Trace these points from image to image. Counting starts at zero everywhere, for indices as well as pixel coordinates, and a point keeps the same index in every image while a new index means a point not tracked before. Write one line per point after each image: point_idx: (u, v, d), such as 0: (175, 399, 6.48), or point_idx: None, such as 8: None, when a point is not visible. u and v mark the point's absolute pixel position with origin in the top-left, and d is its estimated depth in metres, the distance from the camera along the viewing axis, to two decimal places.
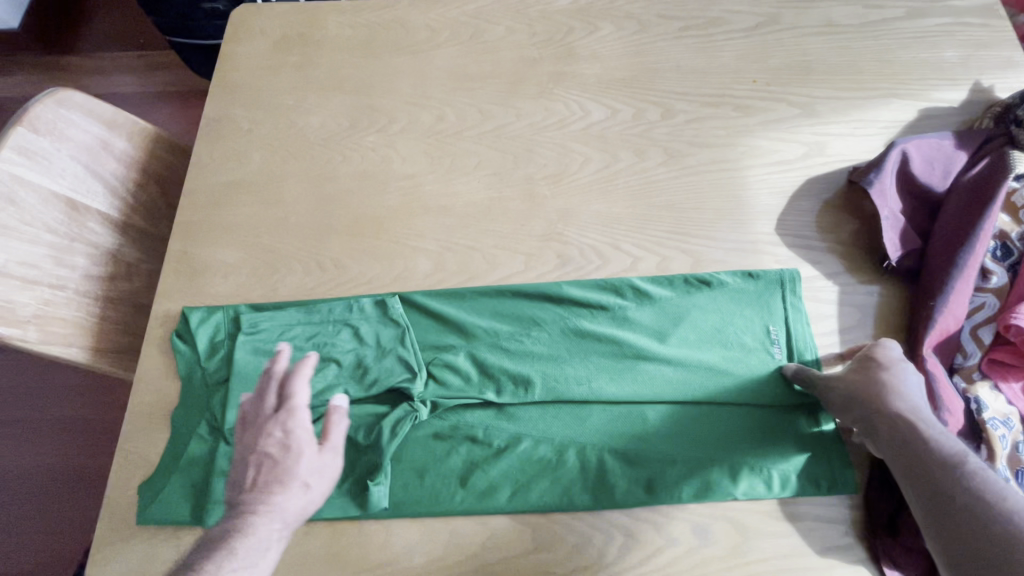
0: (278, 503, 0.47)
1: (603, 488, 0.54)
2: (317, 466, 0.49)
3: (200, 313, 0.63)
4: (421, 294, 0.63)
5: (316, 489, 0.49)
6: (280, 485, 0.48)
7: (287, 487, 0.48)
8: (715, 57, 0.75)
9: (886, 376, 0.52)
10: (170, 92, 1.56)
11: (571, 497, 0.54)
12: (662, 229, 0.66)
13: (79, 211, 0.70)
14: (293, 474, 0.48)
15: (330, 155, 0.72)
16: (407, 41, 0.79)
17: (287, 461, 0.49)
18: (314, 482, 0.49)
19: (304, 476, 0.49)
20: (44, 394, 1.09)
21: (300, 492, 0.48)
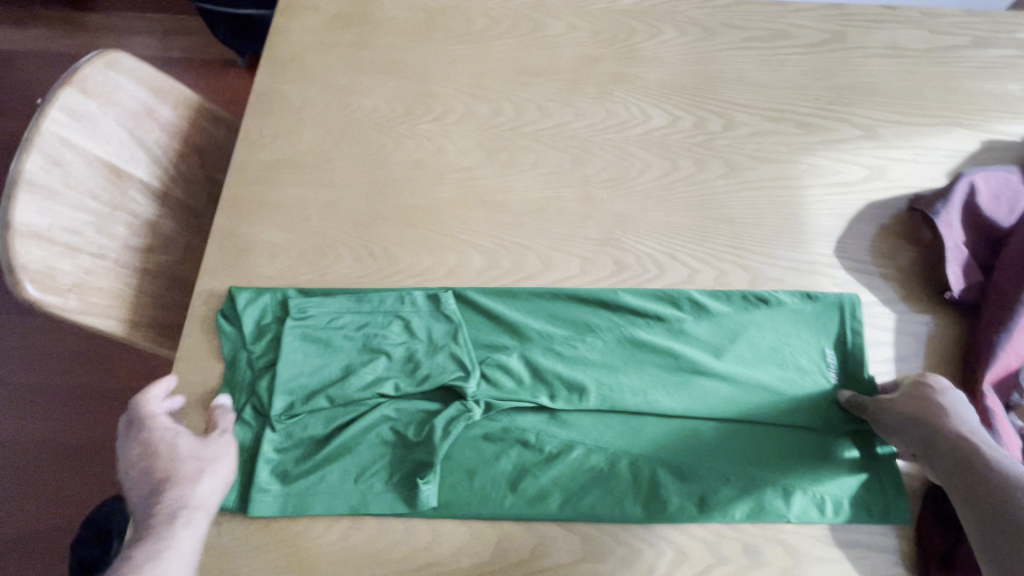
0: (182, 499, 0.48)
1: (656, 502, 0.53)
2: (210, 454, 0.51)
3: (247, 294, 0.61)
4: (476, 291, 0.62)
5: (214, 468, 0.51)
6: (176, 480, 0.49)
7: (167, 485, 0.49)
8: (779, 71, 0.74)
9: (945, 398, 0.52)
10: (192, 59, 1.52)
11: (623, 509, 0.53)
12: (720, 242, 0.65)
13: (122, 178, 0.68)
14: (182, 465, 0.50)
15: (383, 140, 0.70)
16: (465, 28, 0.77)
17: (169, 459, 0.51)
18: (211, 464, 0.51)
19: (195, 463, 0.50)
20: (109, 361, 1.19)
21: (194, 479, 0.50)
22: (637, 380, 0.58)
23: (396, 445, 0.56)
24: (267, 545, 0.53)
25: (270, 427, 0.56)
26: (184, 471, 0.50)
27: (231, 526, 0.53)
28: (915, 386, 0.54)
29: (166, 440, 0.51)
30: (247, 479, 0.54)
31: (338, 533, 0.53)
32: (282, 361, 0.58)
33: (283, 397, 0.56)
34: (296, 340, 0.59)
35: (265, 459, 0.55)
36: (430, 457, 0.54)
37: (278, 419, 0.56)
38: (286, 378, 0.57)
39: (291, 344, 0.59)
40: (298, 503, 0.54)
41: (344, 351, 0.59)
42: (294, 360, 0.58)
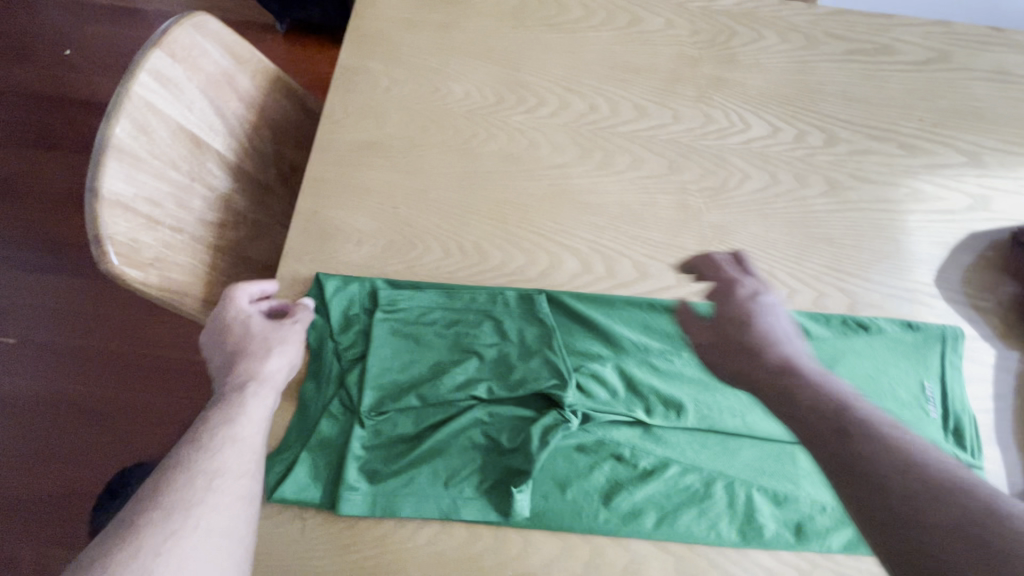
0: (241, 406, 0.47)
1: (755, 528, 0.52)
2: (279, 337, 0.53)
3: (336, 282, 0.59)
4: (570, 295, 0.60)
5: (283, 348, 0.53)
6: (247, 353, 0.51)
7: (237, 374, 0.50)
8: (883, 88, 0.72)
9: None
10: None
11: (720, 532, 0.52)
12: (818, 263, 0.63)
13: (201, 149, 0.65)
14: (251, 343, 0.52)
15: (474, 129, 0.67)
16: (560, 16, 0.73)
17: (245, 334, 0.53)
18: (280, 345, 0.53)
19: (266, 339, 0.53)
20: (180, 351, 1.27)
21: (266, 353, 0.52)
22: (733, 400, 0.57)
23: (488, 451, 0.54)
24: (352, 544, 0.51)
25: (358, 423, 0.54)
26: (253, 355, 0.51)
27: (317, 522, 0.52)
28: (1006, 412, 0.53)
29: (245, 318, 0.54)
30: (335, 475, 0.52)
31: (426, 536, 0.52)
32: (373, 354, 0.56)
33: (374, 393, 0.55)
34: (387, 333, 0.57)
35: (354, 456, 0.53)
36: (527, 465, 0.52)
37: (368, 415, 0.54)
38: (377, 373, 0.55)
39: (382, 337, 0.57)
40: (387, 504, 0.52)
41: (435, 349, 0.57)
42: (387, 355, 0.56)
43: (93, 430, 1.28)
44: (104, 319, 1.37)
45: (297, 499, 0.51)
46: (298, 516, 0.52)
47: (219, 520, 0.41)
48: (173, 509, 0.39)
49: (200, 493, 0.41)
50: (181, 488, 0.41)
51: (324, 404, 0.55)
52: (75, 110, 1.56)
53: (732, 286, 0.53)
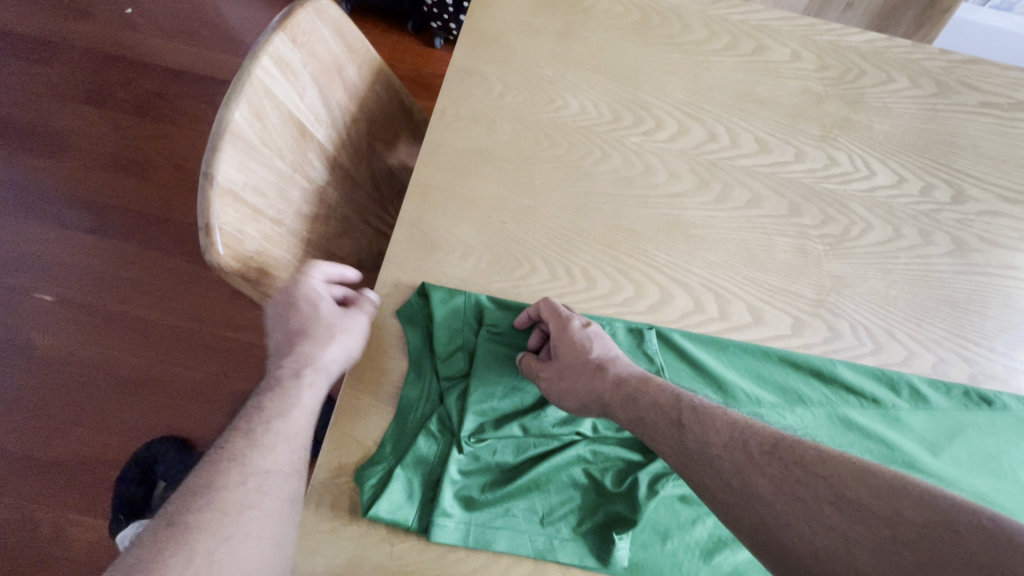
0: (288, 408, 0.47)
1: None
2: (344, 327, 0.52)
3: (442, 292, 0.55)
4: (680, 334, 0.57)
5: (346, 338, 0.51)
6: (309, 340, 0.50)
7: (296, 365, 0.49)
8: (1016, 146, 0.68)
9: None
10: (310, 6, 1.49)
11: None
12: (942, 326, 0.60)
13: (305, 139, 0.62)
14: (315, 332, 0.50)
15: (588, 147, 0.64)
16: (683, 37, 0.70)
17: (308, 321, 0.51)
18: (343, 334, 0.51)
19: (328, 327, 0.51)
20: (225, 324, 1.30)
21: (326, 342, 0.50)
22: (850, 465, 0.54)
23: (588, 492, 0.51)
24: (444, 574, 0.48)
25: (457, 447, 0.50)
26: (314, 346, 0.50)
27: (406, 547, 0.49)
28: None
29: (309, 297, 0.52)
30: (431, 499, 0.49)
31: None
32: (477, 374, 0.53)
33: (475, 415, 0.51)
34: (491, 356, 0.54)
35: (450, 480, 0.50)
36: (633, 512, 0.50)
37: (468, 440, 0.51)
38: (479, 395, 0.52)
39: (485, 360, 0.53)
40: (481, 536, 0.49)
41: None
42: (489, 378, 0.53)
43: (121, 399, 1.23)
44: (140, 285, 1.33)
45: (390, 520, 0.48)
46: (387, 538, 0.49)
47: (266, 528, 0.41)
48: (221, 512, 0.40)
49: (251, 495, 0.42)
50: (231, 488, 0.41)
51: (422, 419, 0.52)
52: (131, 72, 1.53)
53: (568, 324, 0.52)
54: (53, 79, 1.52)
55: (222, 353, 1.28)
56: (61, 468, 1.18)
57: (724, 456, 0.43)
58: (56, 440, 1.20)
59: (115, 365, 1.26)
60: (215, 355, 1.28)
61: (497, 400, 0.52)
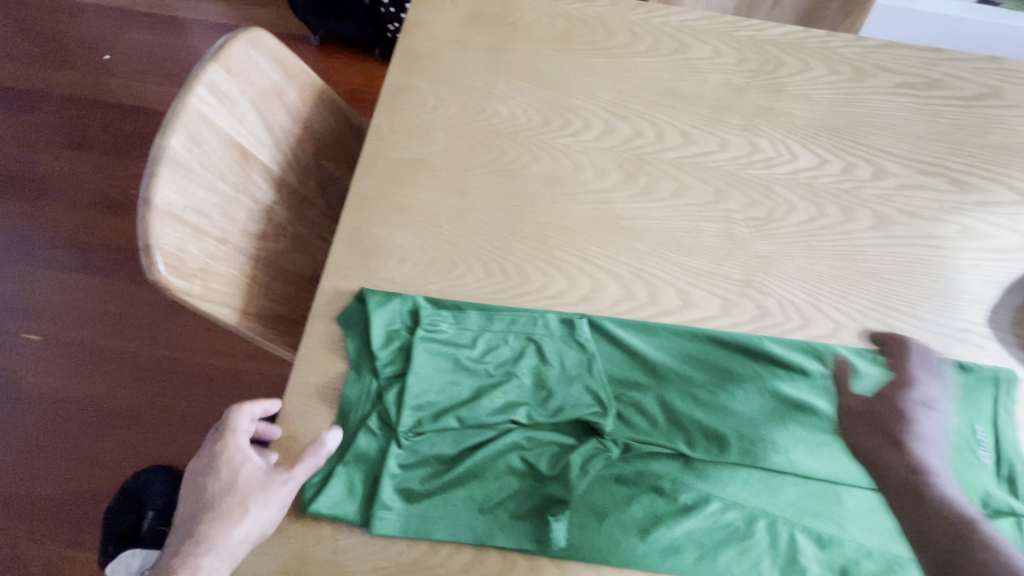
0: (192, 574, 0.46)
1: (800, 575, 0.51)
2: (261, 499, 0.49)
3: (379, 296, 0.58)
4: (612, 321, 0.59)
5: (257, 515, 0.48)
6: (219, 514, 0.48)
7: (212, 518, 0.48)
8: (933, 122, 0.71)
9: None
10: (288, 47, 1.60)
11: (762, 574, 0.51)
12: (867, 298, 0.62)
13: (248, 161, 0.65)
14: (229, 502, 0.49)
15: (519, 151, 0.67)
16: (607, 42, 0.74)
17: (226, 488, 0.50)
18: (259, 507, 0.49)
19: (241, 502, 0.48)
20: (206, 351, 1.33)
21: (235, 520, 0.48)
22: (783, 436, 0.56)
23: (525, 478, 0.53)
24: (386, 566, 0.50)
25: (396, 442, 0.53)
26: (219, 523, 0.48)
27: (349, 542, 0.51)
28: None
29: (229, 462, 0.50)
30: (372, 494, 0.51)
31: (458, 565, 0.50)
32: (413, 372, 0.55)
33: (412, 411, 0.54)
34: (427, 353, 0.56)
35: (390, 474, 0.52)
36: (567, 493, 0.52)
37: (406, 435, 0.53)
38: (416, 391, 0.54)
39: (422, 357, 0.56)
40: (421, 526, 0.51)
41: (476, 371, 0.56)
42: (425, 375, 0.55)
43: (107, 432, 1.26)
44: (124, 318, 1.36)
45: (333, 516, 0.50)
46: (329, 534, 0.51)
47: None
48: None
49: None
50: None
51: (362, 419, 0.54)
52: (110, 115, 1.58)
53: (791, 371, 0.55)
54: (36, 126, 1.58)
55: (205, 380, 1.30)
56: (51, 504, 1.20)
57: None
58: (44, 476, 1.22)
59: (100, 398, 1.28)
60: (198, 383, 1.30)
61: (434, 395, 0.55)
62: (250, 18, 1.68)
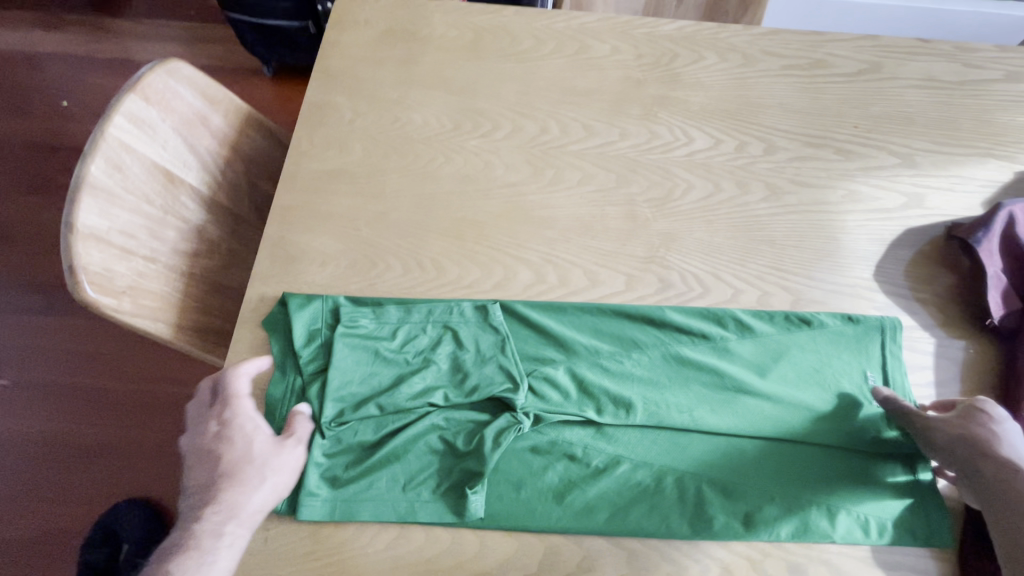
0: (217, 535, 0.49)
1: (706, 523, 0.54)
2: (274, 466, 0.53)
3: (299, 298, 0.62)
4: (523, 304, 0.63)
5: (273, 481, 0.52)
6: (238, 482, 0.52)
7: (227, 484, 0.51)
8: (818, 98, 0.76)
9: (996, 430, 0.52)
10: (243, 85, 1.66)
11: (670, 525, 0.54)
12: (763, 263, 0.66)
13: (174, 184, 0.69)
14: (244, 470, 0.52)
15: (432, 155, 0.71)
16: (512, 48, 0.79)
17: (241, 456, 0.53)
18: (273, 474, 0.53)
19: (257, 464, 0.52)
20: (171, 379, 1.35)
21: (254, 486, 0.52)
22: (686, 397, 0.60)
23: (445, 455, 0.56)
24: (311, 550, 0.52)
25: (319, 433, 0.56)
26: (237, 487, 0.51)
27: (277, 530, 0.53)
28: (967, 408, 0.54)
29: (241, 430, 0.54)
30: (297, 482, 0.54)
31: (384, 542, 0.53)
32: (334, 365, 0.58)
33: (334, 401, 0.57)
34: (347, 347, 0.59)
35: (315, 462, 0.55)
36: (481, 466, 0.54)
37: (328, 425, 0.56)
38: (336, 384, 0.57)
39: (341, 352, 0.59)
40: (345, 509, 0.53)
41: (395, 361, 0.60)
42: (346, 368, 0.58)
43: (79, 468, 1.26)
44: (90, 354, 1.37)
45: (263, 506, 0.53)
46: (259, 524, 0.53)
47: None
48: None
49: None
50: None
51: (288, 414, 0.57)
52: (69, 158, 1.62)
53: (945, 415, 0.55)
54: None
55: (175, 408, 1.32)
56: (23, 544, 1.20)
57: None
58: (16, 517, 1.22)
59: (70, 435, 1.29)
60: (168, 412, 1.32)
61: (354, 386, 0.58)
62: (202, 53, 1.72)
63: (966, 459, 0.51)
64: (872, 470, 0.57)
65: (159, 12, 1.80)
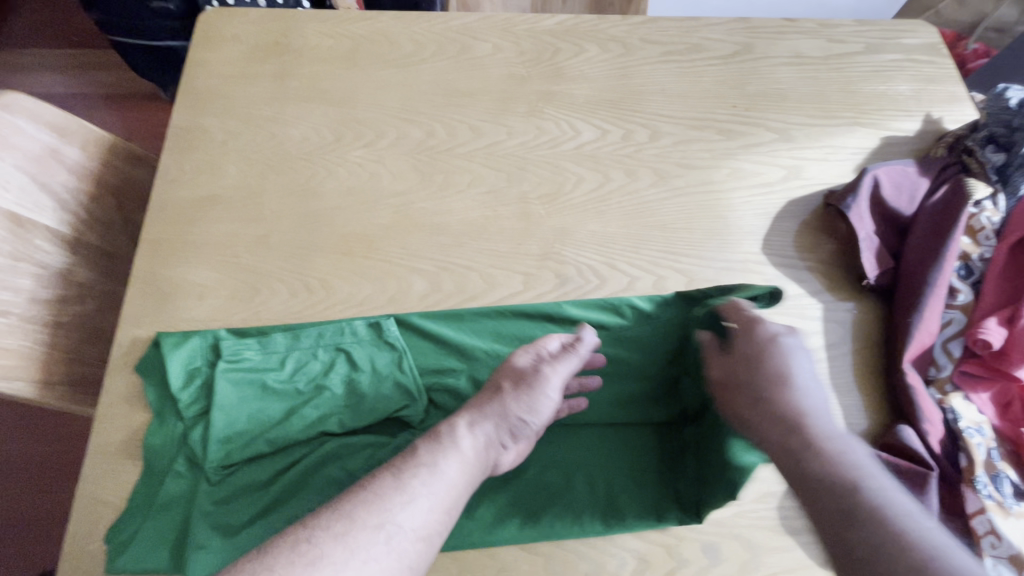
0: (453, 431, 0.49)
1: (618, 514, 0.55)
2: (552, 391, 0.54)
3: (174, 338, 0.58)
4: (418, 316, 0.61)
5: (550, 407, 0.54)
6: (503, 393, 0.53)
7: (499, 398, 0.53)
8: (697, 82, 0.78)
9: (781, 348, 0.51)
10: (135, 110, 1.55)
11: (582, 523, 0.54)
12: (656, 248, 0.67)
13: (25, 227, 0.62)
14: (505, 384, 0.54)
15: (313, 170, 0.68)
16: (391, 53, 0.77)
17: (530, 373, 0.54)
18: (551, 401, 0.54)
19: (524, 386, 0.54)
20: None
21: (530, 400, 0.53)
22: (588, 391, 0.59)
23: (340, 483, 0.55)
24: None
25: (205, 480, 0.52)
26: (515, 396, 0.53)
27: None
28: (747, 340, 0.53)
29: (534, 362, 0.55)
30: (184, 537, 0.51)
31: None
32: (215, 406, 0.54)
33: (216, 444, 0.53)
34: (228, 385, 0.55)
35: (201, 512, 0.51)
36: None
37: (214, 470, 0.53)
38: (219, 425, 0.54)
39: (223, 391, 0.55)
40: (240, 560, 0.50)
41: (284, 392, 0.56)
42: (227, 407, 0.54)
43: None
44: None
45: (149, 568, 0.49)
46: None
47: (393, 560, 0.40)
48: (373, 512, 0.41)
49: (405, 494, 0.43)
50: (391, 491, 0.43)
51: (168, 464, 0.53)
52: None
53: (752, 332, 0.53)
54: None
55: None
56: None
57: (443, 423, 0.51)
58: None
59: None
60: None
61: (239, 425, 0.54)
62: (86, 81, 1.60)
63: (766, 418, 0.48)
64: None
65: (33, 41, 1.65)
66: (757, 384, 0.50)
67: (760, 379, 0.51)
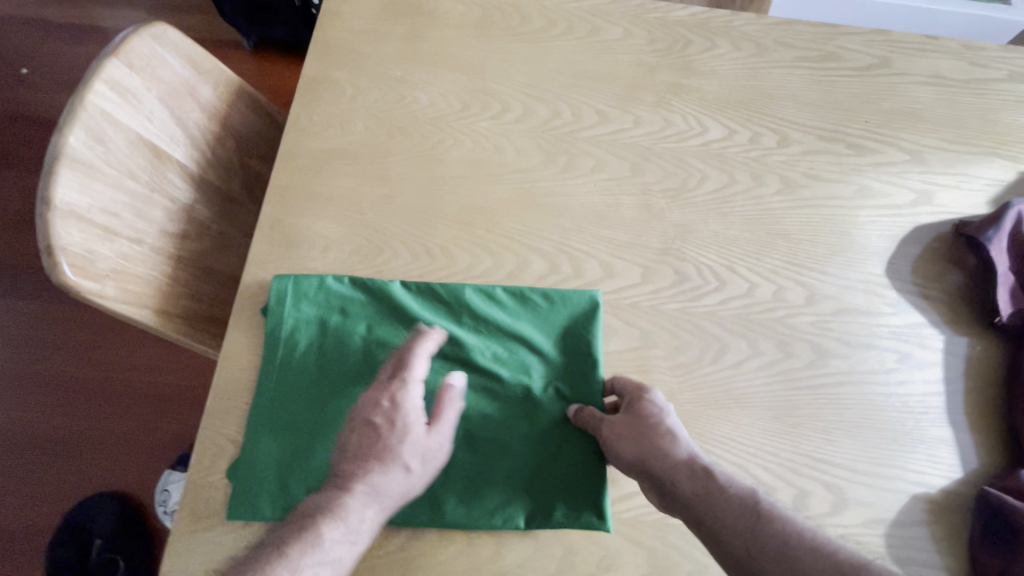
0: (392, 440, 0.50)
1: (574, 509, 0.52)
2: (407, 388, 0.51)
3: (292, 285, 0.58)
4: (531, 291, 0.60)
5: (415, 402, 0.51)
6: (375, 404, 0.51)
7: (367, 426, 0.51)
8: (830, 92, 0.76)
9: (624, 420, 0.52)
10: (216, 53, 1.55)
11: (540, 513, 0.52)
12: (777, 257, 0.65)
13: (161, 160, 0.63)
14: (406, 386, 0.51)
15: (441, 136, 0.68)
16: (522, 27, 0.76)
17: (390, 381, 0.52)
18: (411, 395, 0.51)
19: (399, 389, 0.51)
20: None
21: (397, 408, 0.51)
22: (701, 394, 0.59)
23: None
24: None
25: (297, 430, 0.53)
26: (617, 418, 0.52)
27: None
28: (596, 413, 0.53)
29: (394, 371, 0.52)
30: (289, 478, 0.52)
31: (396, 543, 0.52)
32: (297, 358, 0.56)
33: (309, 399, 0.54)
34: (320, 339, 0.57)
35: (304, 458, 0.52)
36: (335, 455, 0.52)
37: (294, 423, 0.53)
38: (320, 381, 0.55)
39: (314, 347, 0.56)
40: None
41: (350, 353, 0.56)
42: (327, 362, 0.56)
43: None
44: None
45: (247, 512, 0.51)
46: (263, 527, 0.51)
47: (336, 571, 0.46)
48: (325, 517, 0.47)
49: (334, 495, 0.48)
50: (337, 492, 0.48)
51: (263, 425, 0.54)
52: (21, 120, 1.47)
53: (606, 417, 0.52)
54: None
55: None
56: None
57: (624, 437, 0.51)
58: None
59: None
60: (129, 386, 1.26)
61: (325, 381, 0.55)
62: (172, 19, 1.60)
63: (634, 459, 0.50)
64: (881, 464, 0.58)
65: None
66: (632, 448, 0.50)
67: (644, 441, 0.50)
